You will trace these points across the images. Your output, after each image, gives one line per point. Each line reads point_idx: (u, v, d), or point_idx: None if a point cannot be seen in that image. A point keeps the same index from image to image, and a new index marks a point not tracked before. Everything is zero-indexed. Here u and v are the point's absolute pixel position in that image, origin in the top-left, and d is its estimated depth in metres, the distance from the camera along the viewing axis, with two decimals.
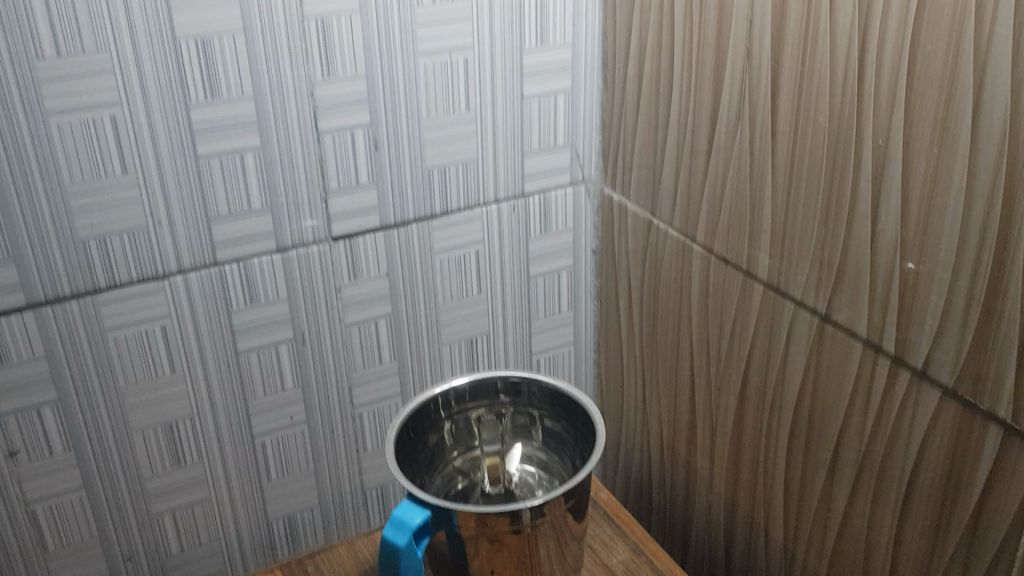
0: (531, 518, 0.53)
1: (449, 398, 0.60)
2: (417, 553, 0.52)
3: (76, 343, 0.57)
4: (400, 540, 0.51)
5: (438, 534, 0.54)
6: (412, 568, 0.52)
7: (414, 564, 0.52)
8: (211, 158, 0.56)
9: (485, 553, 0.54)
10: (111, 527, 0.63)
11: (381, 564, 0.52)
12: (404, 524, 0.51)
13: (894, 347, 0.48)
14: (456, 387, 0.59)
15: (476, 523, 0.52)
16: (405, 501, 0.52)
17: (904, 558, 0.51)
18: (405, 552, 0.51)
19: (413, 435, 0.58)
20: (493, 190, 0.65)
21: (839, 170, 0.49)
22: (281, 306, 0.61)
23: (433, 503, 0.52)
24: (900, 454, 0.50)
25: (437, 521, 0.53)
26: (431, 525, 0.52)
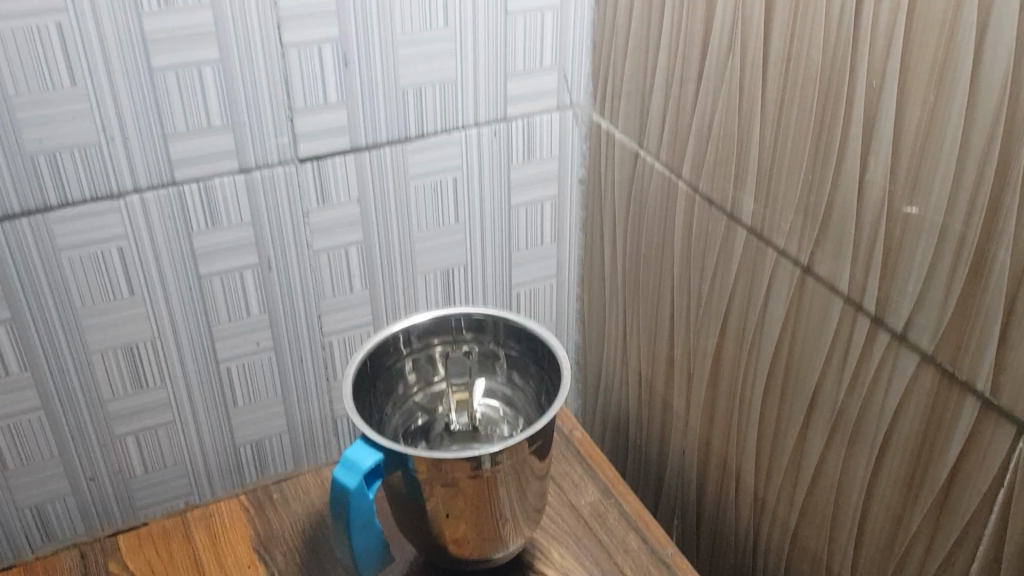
0: (490, 463, 0.51)
1: (410, 334, 0.57)
2: (368, 494, 0.50)
3: (28, 262, 0.54)
4: (350, 483, 0.49)
5: (394, 475, 0.53)
6: (363, 510, 0.50)
7: (364, 506, 0.50)
8: (166, 72, 0.52)
9: (441, 496, 0.53)
10: (72, 447, 0.62)
11: (331, 503, 0.51)
12: (354, 465, 0.50)
13: (875, 306, 0.45)
14: (418, 324, 0.57)
15: (431, 466, 0.51)
16: (358, 442, 0.51)
17: (872, 522, 0.49)
18: (355, 494, 0.49)
19: (372, 372, 0.56)
20: (473, 113, 0.62)
21: (831, 111, 0.44)
22: (244, 229, 0.59)
23: (386, 445, 0.50)
24: (875, 416, 0.47)
25: (390, 462, 0.51)
26: (384, 466, 0.51)
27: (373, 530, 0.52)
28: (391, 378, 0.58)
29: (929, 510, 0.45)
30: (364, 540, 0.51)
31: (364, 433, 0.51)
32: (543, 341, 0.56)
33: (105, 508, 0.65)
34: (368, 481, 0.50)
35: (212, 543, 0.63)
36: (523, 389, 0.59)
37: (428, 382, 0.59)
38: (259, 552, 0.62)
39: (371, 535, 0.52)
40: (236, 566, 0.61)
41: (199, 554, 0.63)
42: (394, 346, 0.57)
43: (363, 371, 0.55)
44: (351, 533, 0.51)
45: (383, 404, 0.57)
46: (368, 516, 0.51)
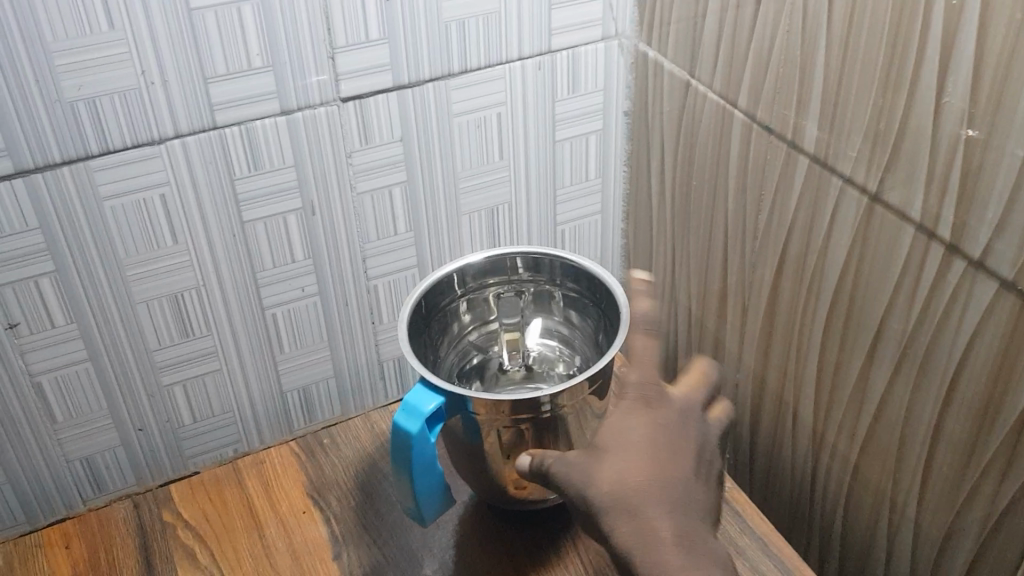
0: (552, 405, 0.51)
1: (464, 274, 0.56)
2: (431, 440, 0.50)
3: (71, 214, 0.53)
4: (414, 428, 0.48)
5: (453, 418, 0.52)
6: (425, 455, 0.50)
7: (428, 451, 0.50)
8: (205, 12, 0.50)
9: (499, 438, 0.52)
10: (121, 398, 0.61)
11: (393, 449, 0.50)
12: (415, 411, 0.49)
13: (950, 235, 0.43)
14: (473, 264, 0.56)
15: (492, 410, 0.50)
16: (418, 386, 0.50)
17: (941, 456, 0.48)
18: (419, 439, 0.49)
19: (427, 313, 0.55)
20: (517, 46, 0.60)
21: (906, 28, 0.42)
22: (288, 172, 0.58)
23: (447, 389, 0.50)
24: (945, 348, 0.46)
25: (451, 408, 0.50)
26: (445, 412, 0.50)
27: (434, 477, 0.51)
28: (446, 319, 0.57)
29: (1003, 445, 0.44)
30: (426, 486, 0.51)
31: (426, 377, 0.50)
32: (601, 281, 0.55)
33: (155, 459, 0.65)
34: (430, 426, 0.50)
35: (265, 489, 0.64)
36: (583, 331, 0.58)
37: (483, 323, 0.59)
38: (314, 497, 0.63)
39: (435, 481, 0.51)
40: (291, 512, 0.62)
41: (253, 500, 0.63)
42: (448, 287, 0.56)
43: (418, 312, 0.54)
44: (413, 478, 0.50)
45: (438, 346, 0.57)
46: (432, 462, 0.50)
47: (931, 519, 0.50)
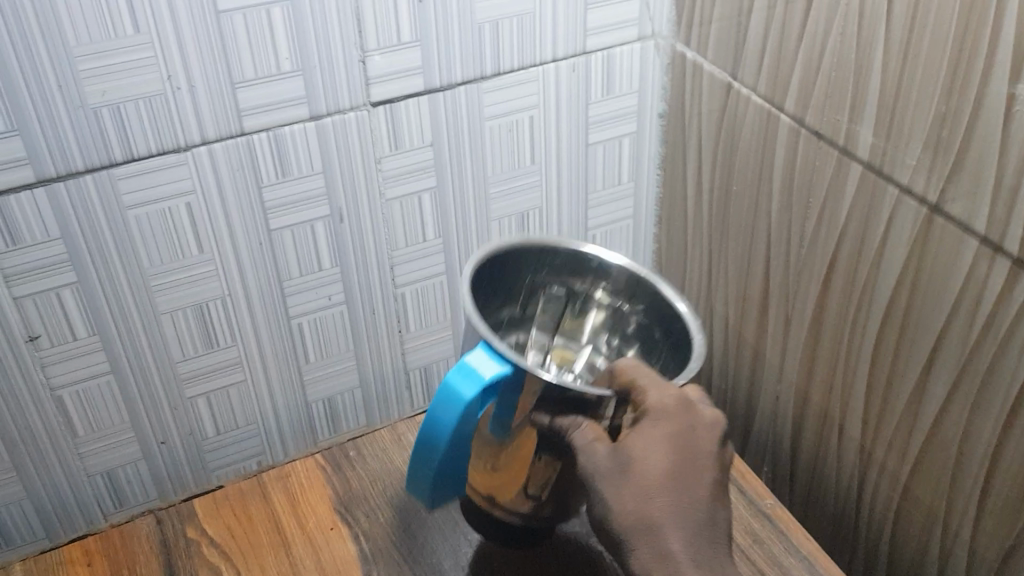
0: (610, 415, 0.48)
1: (542, 260, 0.56)
2: (473, 409, 0.46)
3: (95, 225, 0.51)
4: (470, 392, 0.45)
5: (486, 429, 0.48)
6: (461, 422, 0.46)
7: (472, 420, 0.47)
8: (233, 14, 0.48)
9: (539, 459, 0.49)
10: (143, 412, 0.59)
11: (432, 404, 0.47)
12: (474, 374, 0.46)
13: (1017, 249, 0.42)
14: (556, 250, 0.56)
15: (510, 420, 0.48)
16: (483, 351, 0.47)
17: (1003, 475, 0.47)
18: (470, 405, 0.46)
19: (496, 277, 0.55)
20: (551, 48, 0.58)
21: (974, 32, 0.41)
22: (316, 179, 0.56)
23: (512, 362, 0.46)
24: (1010, 366, 0.45)
25: (510, 387, 0.47)
26: (503, 389, 0.47)
27: (459, 451, 0.48)
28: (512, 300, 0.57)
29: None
30: (451, 458, 0.48)
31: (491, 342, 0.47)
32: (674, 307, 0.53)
33: (178, 472, 0.63)
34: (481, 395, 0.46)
35: (292, 505, 0.62)
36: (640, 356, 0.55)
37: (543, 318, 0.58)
38: (341, 513, 0.61)
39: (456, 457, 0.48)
40: (318, 528, 0.60)
41: (279, 515, 0.62)
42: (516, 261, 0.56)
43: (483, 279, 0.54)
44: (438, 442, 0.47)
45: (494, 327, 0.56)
46: (467, 433, 0.47)
47: (990, 537, 0.50)
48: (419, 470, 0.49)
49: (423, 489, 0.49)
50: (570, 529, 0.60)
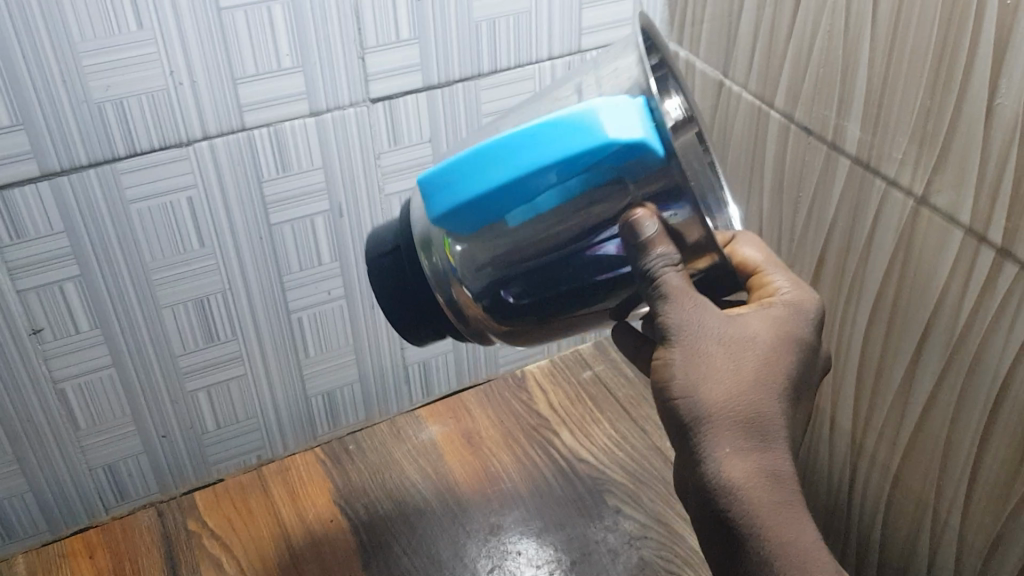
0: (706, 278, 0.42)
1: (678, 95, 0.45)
2: (556, 157, 0.36)
3: (98, 219, 0.52)
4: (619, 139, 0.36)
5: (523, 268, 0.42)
6: (532, 164, 0.37)
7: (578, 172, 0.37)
8: (234, 12, 0.49)
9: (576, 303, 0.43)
10: (144, 405, 0.60)
11: (521, 129, 0.37)
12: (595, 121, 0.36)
13: (1001, 239, 0.43)
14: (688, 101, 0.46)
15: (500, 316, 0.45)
16: (632, 108, 0.36)
17: (990, 462, 0.48)
18: (601, 153, 0.36)
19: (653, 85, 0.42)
20: (547, 46, 0.59)
21: (958, 28, 0.42)
22: (315, 174, 0.57)
23: (643, 138, 0.36)
24: (995, 354, 0.46)
25: (636, 171, 0.37)
26: (610, 157, 0.36)
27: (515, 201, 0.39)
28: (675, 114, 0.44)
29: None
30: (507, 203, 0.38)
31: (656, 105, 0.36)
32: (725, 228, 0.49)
33: (178, 465, 0.64)
34: (577, 149, 0.36)
35: (292, 498, 0.63)
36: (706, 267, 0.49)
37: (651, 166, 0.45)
38: (341, 505, 0.62)
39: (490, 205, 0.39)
40: (318, 520, 0.61)
41: (279, 508, 0.62)
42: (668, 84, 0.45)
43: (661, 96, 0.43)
44: (491, 175, 0.38)
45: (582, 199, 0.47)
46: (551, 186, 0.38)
47: (978, 525, 0.50)
48: (463, 184, 0.39)
49: (441, 203, 0.39)
50: (566, 519, 0.60)
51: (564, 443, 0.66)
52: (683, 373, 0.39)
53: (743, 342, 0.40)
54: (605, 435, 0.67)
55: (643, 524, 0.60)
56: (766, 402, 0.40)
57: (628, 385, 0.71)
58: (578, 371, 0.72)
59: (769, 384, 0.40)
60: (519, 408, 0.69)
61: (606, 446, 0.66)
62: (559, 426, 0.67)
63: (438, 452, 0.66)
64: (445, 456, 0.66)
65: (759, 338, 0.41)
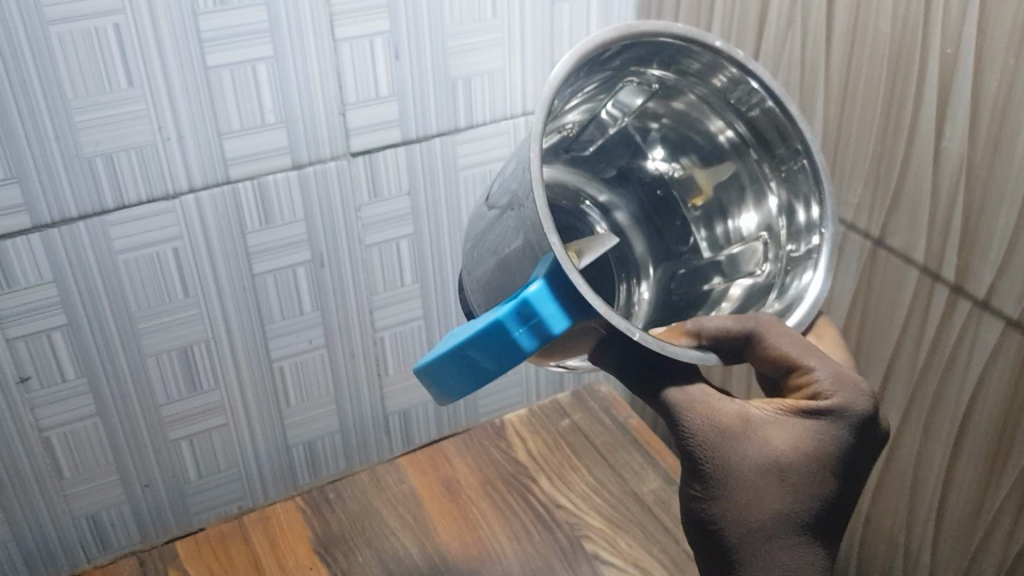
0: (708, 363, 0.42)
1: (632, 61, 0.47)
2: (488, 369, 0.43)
3: (86, 270, 0.54)
4: (529, 342, 0.41)
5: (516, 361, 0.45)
6: (472, 375, 0.43)
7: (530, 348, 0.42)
8: (221, 70, 0.52)
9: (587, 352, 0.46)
10: (127, 453, 0.61)
11: (449, 351, 0.43)
12: (496, 336, 0.41)
13: (954, 276, 0.45)
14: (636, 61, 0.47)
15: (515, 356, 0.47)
16: (517, 313, 0.40)
17: (953, 496, 0.50)
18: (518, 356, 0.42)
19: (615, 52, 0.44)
20: (520, 103, 0.62)
21: (903, 79, 0.45)
22: (298, 225, 0.59)
23: (540, 339, 0.41)
24: (954, 389, 0.47)
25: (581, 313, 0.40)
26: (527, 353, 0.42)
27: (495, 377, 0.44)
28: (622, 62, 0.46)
29: (1015, 488, 0.46)
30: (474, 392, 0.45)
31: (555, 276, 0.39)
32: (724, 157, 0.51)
33: (160, 514, 0.65)
34: (500, 360, 0.42)
35: (272, 546, 0.64)
36: (747, 298, 0.50)
37: (604, 80, 0.48)
38: (321, 554, 0.63)
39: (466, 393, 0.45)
40: (298, 568, 0.62)
41: (260, 558, 0.63)
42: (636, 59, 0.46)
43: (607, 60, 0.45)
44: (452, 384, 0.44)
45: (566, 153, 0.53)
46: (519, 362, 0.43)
47: (946, 561, 0.52)
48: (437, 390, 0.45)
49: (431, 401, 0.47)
50: (545, 565, 0.61)
51: (542, 490, 0.67)
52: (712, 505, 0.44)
53: (772, 470, 0.43)
54: (582, 481, 0.68)
55: (620, 567, 0.61)
56: (789, 525, 0.43)
57: (605, 432, 0.72)
58: (555, 420, 0.74)
59: (799, 502, 0.43)
60: (498, 456, 0.70)
61: (584, 492, 0.67)
62: (537, 472, 0.69)
63: (419, 499, 0.67)
64: (426, 503, 0.67)
65: (789, 462, 0.43)
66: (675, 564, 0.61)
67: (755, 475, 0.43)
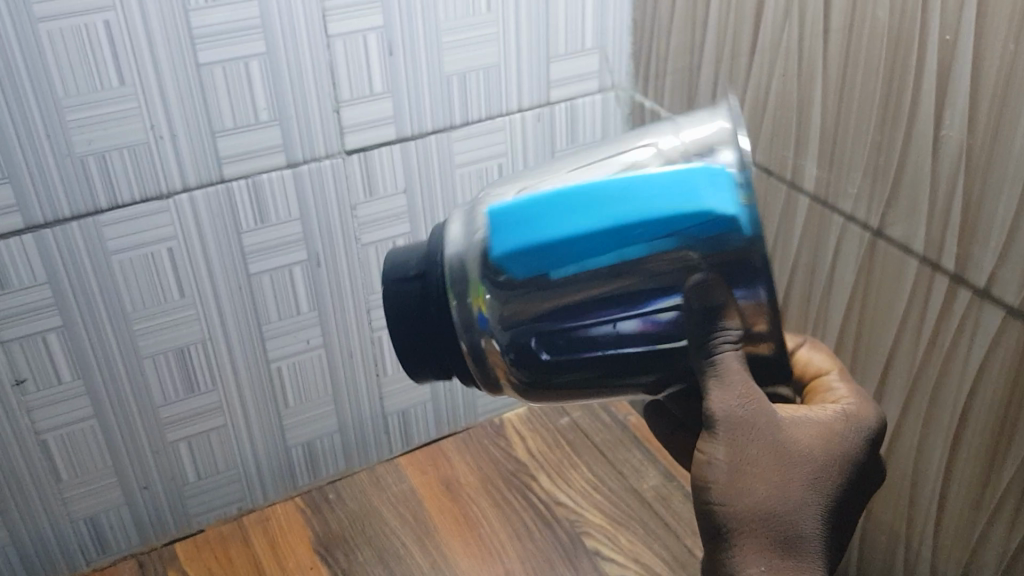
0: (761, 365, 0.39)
1: None
2: (632, 221, 0.35)
3: (80, 271, 0.53)
4: (709, 203, 0.34)
5: (559, 336, 0.38)
6: (606, 224, 0.35)
7: (634, 239, 0.35)
8: (214, 67, 0.51)
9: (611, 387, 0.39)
10: (125, 455, 0.61)
11: (607, 189, 0.36)
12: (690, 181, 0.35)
13: (954, 265, 0.45)
14: None
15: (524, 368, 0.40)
16: (725, 176, 0.35)
17: (955, 488, 0.49)
18: (682, 219, 0.34)
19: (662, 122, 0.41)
20: (516, 99, 0.62)
21: (901, 66, 0.44)
22: (293, 224, 0.58)
23: (725, 212, 0.34)
24: (955, 380, 0.47)
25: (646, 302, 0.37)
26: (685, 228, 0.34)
27: (551, 239, 0.36)
28: None
29: (1018, 479, 0.45)
30: (565, 259, 0.36)
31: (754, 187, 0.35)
32: None
33: (159, 516, 0.64)
34: (661, 213, 0.34)
35: (272, 546, 0.64)
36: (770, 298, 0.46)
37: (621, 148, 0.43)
38: (321, 553, 0.63)
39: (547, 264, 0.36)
40: (298, 568, 0.62)
41: (260, 557, 0.63)
42: None
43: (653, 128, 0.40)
44: (560, 230, 0.36)
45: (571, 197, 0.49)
46: (596, 253, 0.35)
47: (947, 554, 0.51)
48: (534, 233, 0.36)
49: (502, 246, 0.37)
50: (546, 562, 0.61)
51: (542, 488, 0.66)
52: (729, 477, 0.37)
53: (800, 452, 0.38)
54: (583, 478, 0.67)
55: (622, 564, 0.60)
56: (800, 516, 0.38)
57: (605, 430, 0.71)
58: (556, 418, 0.73)
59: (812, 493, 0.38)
60: (498, 454, 0.70)
61: (585, 489, 0.66)
62: (537, 471, 0.68)
63: (418, 498, 0.67)
64: (425, 503, 0.66)
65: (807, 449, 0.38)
66: (676, 561, 0.61)
67: (793, 464, 0.38)
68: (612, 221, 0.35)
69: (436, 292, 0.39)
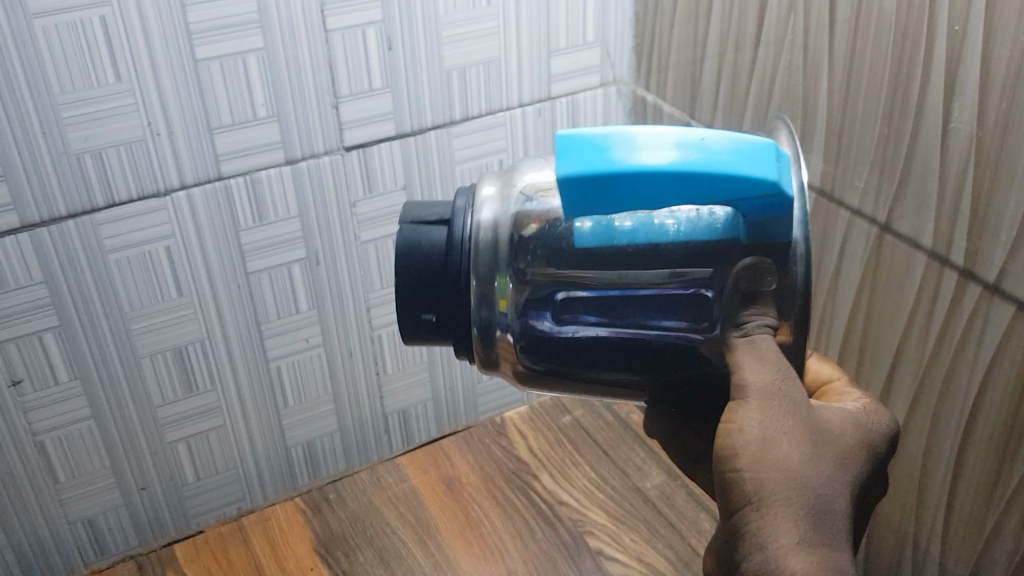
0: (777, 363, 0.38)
1: None
2: (710, 161, 0.35)
3: (76, 270, 0.53)
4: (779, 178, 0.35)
5: (571, 331, 0.39)
6: (685, 156, 0.35)
7: (710, 189, 0.35)
8: (211, 63, 0.51)
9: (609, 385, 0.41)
10: (123, 456, 0.60)
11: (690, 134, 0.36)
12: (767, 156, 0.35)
13: (963, 260, 0.44)
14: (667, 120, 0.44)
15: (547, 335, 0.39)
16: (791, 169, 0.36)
17: (963, 485, 0.49)
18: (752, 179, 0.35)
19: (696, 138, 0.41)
20: (517, 94, 0.61)
21: (909, 59, 0.43)
22: (292, 222, 0.58)
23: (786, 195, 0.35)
24: (964, 376, 0.46)
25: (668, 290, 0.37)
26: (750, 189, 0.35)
27: (624, 170, 0.35)
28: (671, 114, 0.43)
29: None
30: (633, 172, 0.35)
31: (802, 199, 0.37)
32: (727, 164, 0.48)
33: (158, 517, 0.64)
34: (739, 162, 0.35)
35: (272, 547, 0.63)
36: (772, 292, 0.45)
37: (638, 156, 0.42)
38: (321, 554, 0.62)
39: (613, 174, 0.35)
40: (299, 569, 0.61)
41: (259, 558, 0.63)
42: None
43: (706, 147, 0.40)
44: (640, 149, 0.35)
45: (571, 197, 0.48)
46: (660, 191, 0.35)
47: (956, 551, 0.51)
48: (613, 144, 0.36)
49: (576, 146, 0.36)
50: (549, 562, 0.60)
51: (545, 487, 0.66)
52: (760, 436, 0.34)
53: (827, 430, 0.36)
54: (586, 477, 0.67)
55: (626, 563, 0.60)
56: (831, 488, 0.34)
57: (608, 428, 0.71)
58: (557, 416, 0.72)
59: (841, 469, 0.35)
60: (500, 453, 0.69)
61: (588, 488, 0.66)
62: (539, 469, 0.68)
63: (420, 498, 0.66)
64: (426, 502, 0.65)
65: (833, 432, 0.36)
66: (681, 560, 0.60)
67: (831, 445, 0.35)
68: (691, 166, 0.35)
69: (457, 274, 0.38)
